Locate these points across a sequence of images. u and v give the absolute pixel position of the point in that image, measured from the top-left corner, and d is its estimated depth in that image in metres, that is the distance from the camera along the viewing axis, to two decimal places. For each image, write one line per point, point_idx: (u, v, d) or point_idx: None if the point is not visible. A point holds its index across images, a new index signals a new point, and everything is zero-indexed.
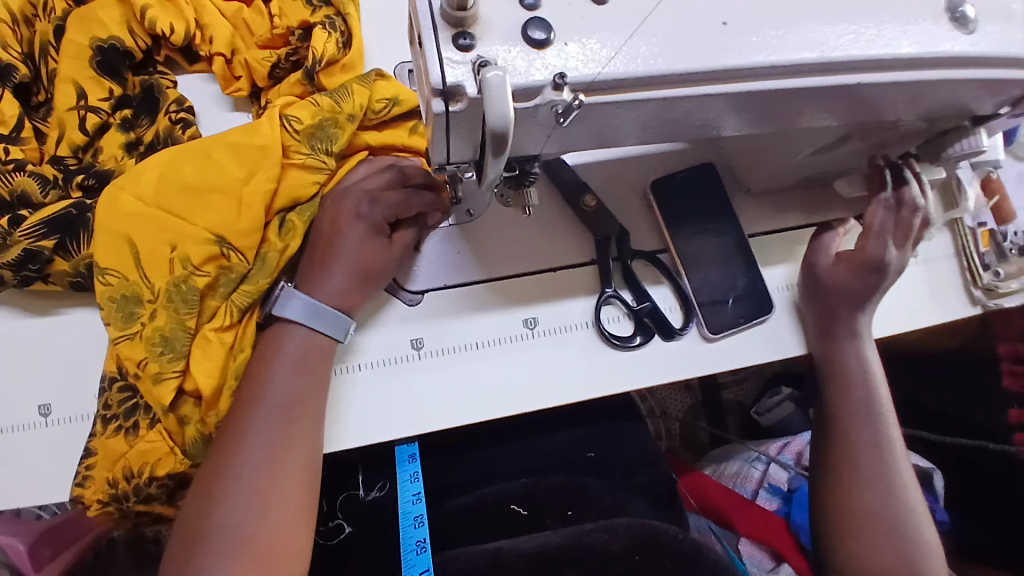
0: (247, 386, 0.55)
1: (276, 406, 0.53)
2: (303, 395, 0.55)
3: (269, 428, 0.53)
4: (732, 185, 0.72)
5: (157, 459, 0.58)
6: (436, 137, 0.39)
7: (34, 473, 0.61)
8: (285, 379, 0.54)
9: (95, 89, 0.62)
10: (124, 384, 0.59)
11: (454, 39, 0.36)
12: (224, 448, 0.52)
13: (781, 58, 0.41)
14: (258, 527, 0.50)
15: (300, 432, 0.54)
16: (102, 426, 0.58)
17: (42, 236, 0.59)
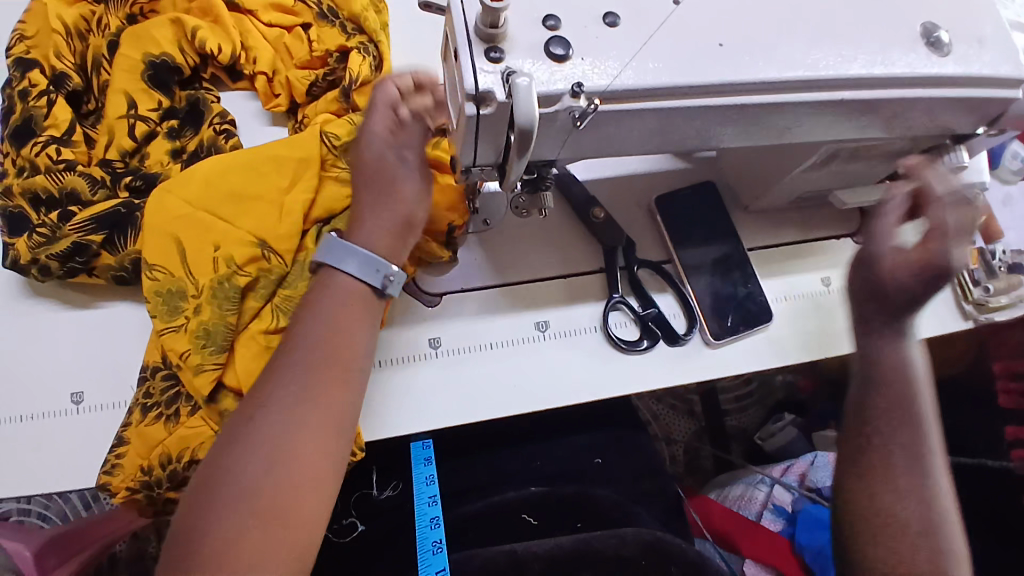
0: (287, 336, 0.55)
1: (309, 352, 0.53)
2: (336, 344, 0.54)
3: (296, 376, 0.52)
4: (730, 203, 0.77)
5: (201, 443, 0.60)
6: (466, 140, 0.44)
7: (67, 458, 0.64)
8: (316, 324, 0.54)
9: (145, 100, 0.68)
10: (168, 373, 0.63)
11: (486, 53, 0.42)
12: (256, 394, 0.52)
13: (772, 75, 0.46)
14: (275, 471, 0.48)
15: (327, 383, 0.52)
16: (141, 414, 0.62)
17: (90, 232, 0.63)
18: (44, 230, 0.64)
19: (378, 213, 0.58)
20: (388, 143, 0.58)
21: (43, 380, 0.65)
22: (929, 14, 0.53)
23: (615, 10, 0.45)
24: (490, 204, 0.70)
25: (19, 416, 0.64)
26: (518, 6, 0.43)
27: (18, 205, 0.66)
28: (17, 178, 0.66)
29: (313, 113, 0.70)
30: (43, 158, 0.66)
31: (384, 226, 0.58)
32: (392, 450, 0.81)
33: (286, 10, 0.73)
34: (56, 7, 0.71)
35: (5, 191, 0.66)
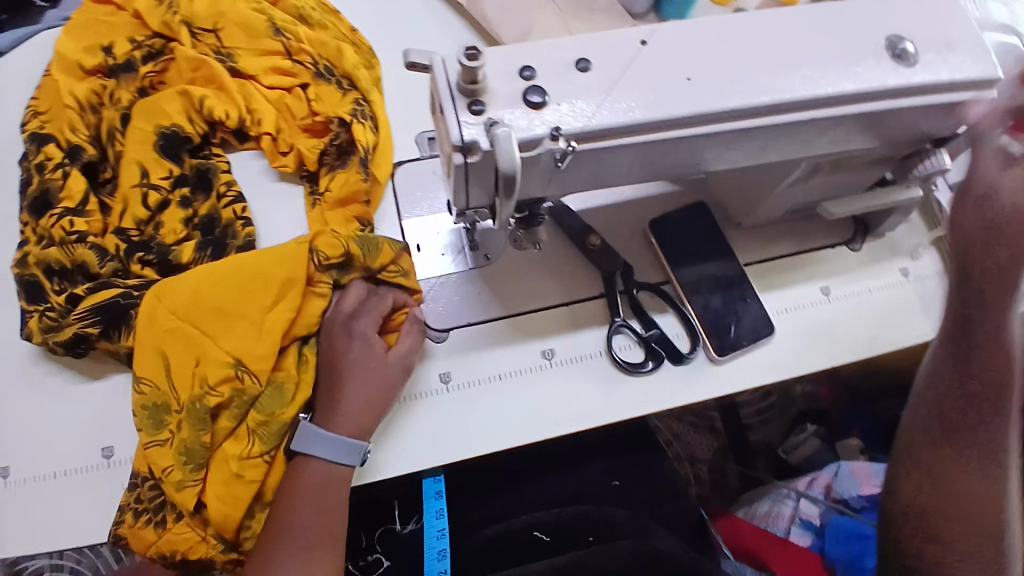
0: (275, 518, 0.64)
1: (303, 533, 0.63)
2: (325, 522, 0.64)
3: (294, 555, 0.62)
4: (724, 222, 0.79)
5: (190, 547, 0.64)
6: (458, 184, 0.47)
7: (86, 512, 0.67)
8: (307, 508, 0.63)
9: (157, 168, 0.72)
10: (156, 482, 0.65)
11: (469, 106, 0.45)
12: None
13: (740, 102, 0.49)
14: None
15: (320, 557, 0.63)
16: (133, 518, 0.65)
17: (91, 322, 0.67)
18: (53, 312, 0.68)
19: (352, 390, 0.65)
20: (342, 320, 0.68)
21: (74, 436, 0.70)
22: (894, 28, 0.55)
23: (586, 55, 0.48)
24: (489, 239, 0.73)
25: (53, 472, 0.69)
26: (498, 60, 0.46)
27: (31, 273, 0.70)
28: (36, 246, 0.71)
29: (336, 185, 0.73)
30: (59, 229, 0.70)
31: (359, 402, 0.65)
32: (407, 485, 0.82)
33: (285, 72, 0.77)
34: (68, 83, 0.75)
35: (24, 259, 0.71)
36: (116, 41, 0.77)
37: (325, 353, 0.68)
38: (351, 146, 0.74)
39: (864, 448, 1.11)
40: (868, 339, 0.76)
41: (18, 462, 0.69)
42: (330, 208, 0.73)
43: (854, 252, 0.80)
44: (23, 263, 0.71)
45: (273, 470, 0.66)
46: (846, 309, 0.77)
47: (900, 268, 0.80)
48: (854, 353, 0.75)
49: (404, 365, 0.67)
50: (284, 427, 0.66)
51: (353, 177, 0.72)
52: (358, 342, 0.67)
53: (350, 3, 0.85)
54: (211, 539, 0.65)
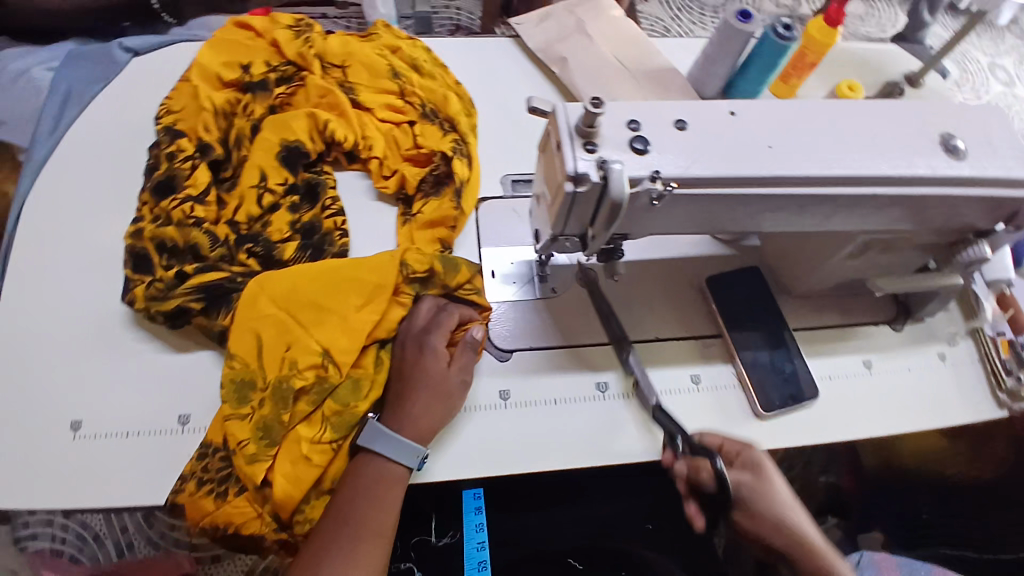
0: (333, 507, 0.66)
1: (354, 523, 0.64)
2: (377, 516, 0.65)
3: (341, 545, 0.63)
4: (775, 286, 0.84)
5: (244, 522, 0.66)
6: (562, 211, 0.55)
7: (150, 474, 0.71)
8: (363, 500, 0.65)
9: (275, 175, 0.82)
10: (225, 455, 0.68)
11: (584, 146, 0.53)
12: (305, 564, 0.63)
13: (809, 171, 0.57)
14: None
15: (366, 550, 0.64)
16: (195, 486, 0.67)
17: (195, 300, 0.72)
18: (160, 285, 0.74)
19: (416, 400, 0.68)
20: (417, 331, 0.72)
21: (153, 401, 0.74)
22: (947, 128, 0.63)
23: (684, 117, 0.57)
24: (559, 274, 0.79)
25: (125, 432, 0.72)
26: (610, 111, 0.55)
27: (144, 246, 0.77)
28: (152, 223, 0.79)
29: (430, 209, 0.80)
30: (179, 211, 0.78)
31: (423, 412, 0.68)
32: (444, 499, 0.85)
33: (396, 109, 0.88)
34: (207, 91, 0.86)
35: (138, 232, 0.78)
36: (255, 62, 0.89)
37: (398, 360, 0.72)
38: (447, 177, 0.82)
39: (888, 542, 1.09)
40: (906, 414, 0.79)
41: (93, 420, 0.73)
42: (421, 228, 0.80)
43: (895, 331, 0.85)
44: (136, 236, 0.78)
45: (336, 461, 0.68)
46: (885, 384, 0.81)
47: (937, 351, 0.84)
48: (892, 426, 0.78)
49: (464, 381, 0.70)
50: (357, 420, 0.68)
51: (448, 201, 0.80)
52: (427, 354, 0.70)
53: (456, 59, 0.97)
54: (268, 516, 0.66)
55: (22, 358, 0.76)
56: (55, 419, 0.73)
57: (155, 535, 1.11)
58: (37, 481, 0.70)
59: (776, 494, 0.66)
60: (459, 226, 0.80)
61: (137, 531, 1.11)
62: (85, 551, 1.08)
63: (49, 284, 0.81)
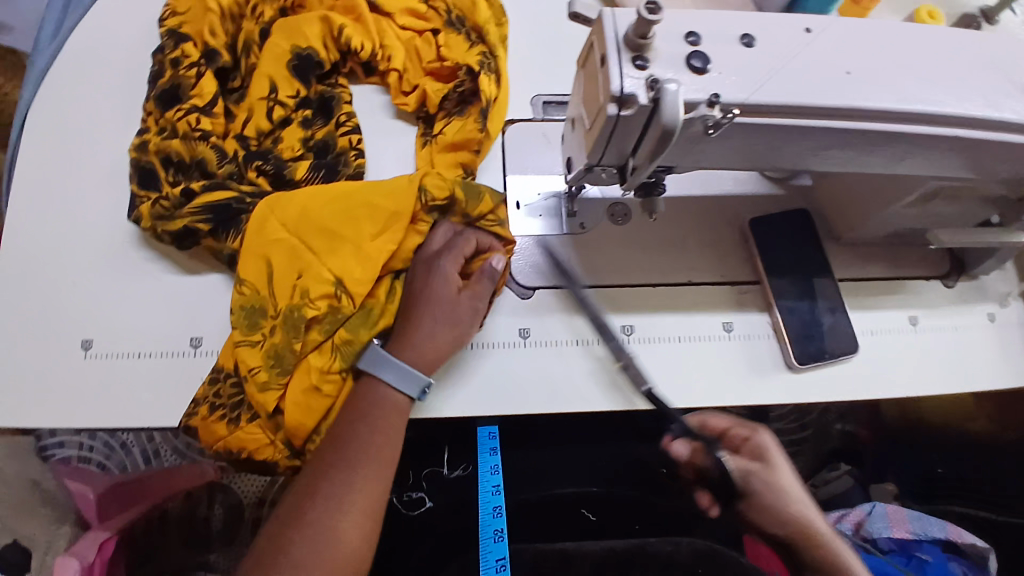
0: (336, 431, 0.62)
1: (361, 445, 0.61)
2: (385, 441, 0.62)
3: (347, 468, 0.60)
4: (824, 233, 0.78)
5: (257, 447, 0.65)
6: (601, 137, 0.48)
7: (161, 395, 0.70)
8: (370, 424, 0.62)
9: (285, 87, 0.75)
10: (237, 381, 0.66)
11: (633, 61, 0.45)
12: (309, 484, 0.60)
13: (887, 104, 0.49)
14: (318, 551, 0.57)
15: (374, 474, 0.61)
16: (207, 411, 0.65)
17: (201, 219, 0.69)
18: (167, 203, 0.70)
19: (422, 325, 0.64)
20: (429, 255, 0.68)
21: (162, 322, 0.72)
22: None
23: (750, 33, 0.49)
24: (587, 208, 0.74)
25: (136, 353, 0.71)
26: (666, 23, 0.47)
27: (149, 160, 0.73)
28: (157, 135, 0.73)
29: (454, 130, 0.74)
30: (184, 123, 0.72)
31: (429, 339, 0.64)
32: (463, 433, 0.84)
33: (418, 16, 0.80)
34: None
35: (142, 144, 0.73)
36: None
37: (408, 285, 0.68)
38: (473, 95, 0.76)
39: (899, 493, 1.09)
40: (947, 375, 0.74)
41: (101, 338, 0.71)
42: (441, 150, 0.74)
43: (947, 288, 0.79)
44: (141, 148, 0.73)
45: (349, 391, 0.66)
46: (929, 343, 0.76)
47: (988, 311, 0.78)
48: (931, 388, 0.74)
49: (474, 310, 0.66)
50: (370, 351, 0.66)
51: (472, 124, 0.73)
52: (437, 277, 0.66)
53: None
54: (281, 444, 0.65)
55: (29, 272, 0.74)
56: (67, 335, 0.71)
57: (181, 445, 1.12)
58: (50, 397, 0.69)
59: (782, 484, 0.68)
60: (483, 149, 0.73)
61: (164, 441, 1.13)
62: (113, 459, 1.09)
63: (51, 195, 0.77)
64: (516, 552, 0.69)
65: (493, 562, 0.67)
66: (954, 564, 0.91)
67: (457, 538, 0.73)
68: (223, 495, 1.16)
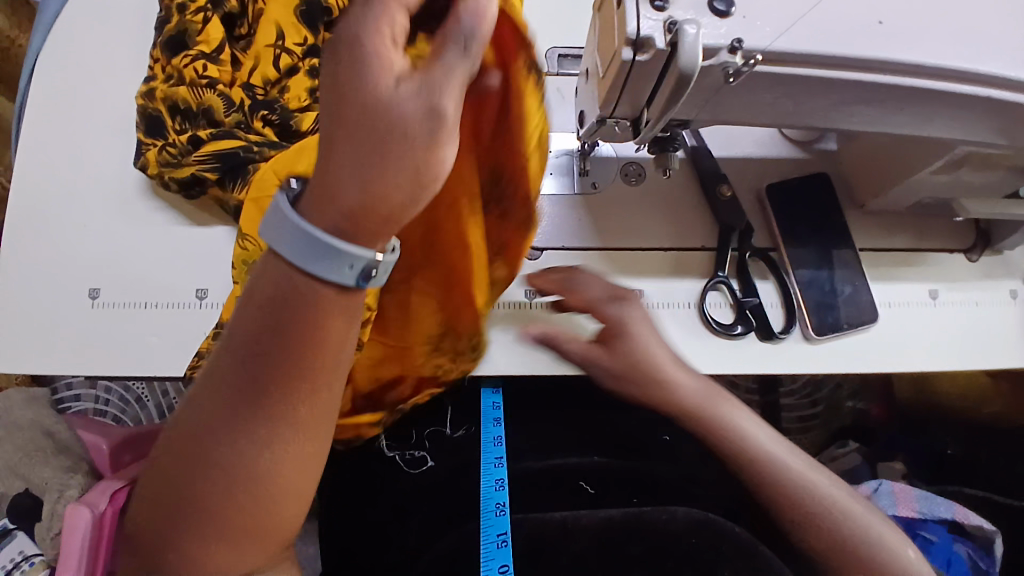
0: (237, 340, 0.42)
1: (274, 367, 0.41)
2: (313, 356, 0.41)
3: (256, 396, 0.42)
4: (846, 200, 0.75)
5: None
6: (615, 84, 0.46)
7: (168, 345, 0.70)
8: (283, 335, 0.40)
9: (293, 34, 0.72)
10: None
11: (651, 1, 0.43)
12: (210, 413, 0.43)
13: (920, 58, 0.47)
14: (234, 499, 0.44)
15: (301, 400, 0.43)
16: None
17: (209, 168, 0.68)
18: (174, 150, 0.70)
19: (341, 150, 0.37)
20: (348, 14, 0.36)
21: (169, 273, 0.72)
22: None
23: None
24: (600, 167, 0.72)
25: (143, 303, 0.71)
26: None
27: (156, 107, 0.71)
28: (164, 82, 0.71)
29: None
30: (191, 70, 0.70)
31: (353, 177, 0.36)
32: (465, 393, 0.82)
33: None
34: None
35: (149, 91, 0.71)
36: None
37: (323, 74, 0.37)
38: None
39: (906, 473, 1.05)
40: (964, 352, 0.72)
41: (107, 287, 0.71)
42: None
43: (970, 262, 0.76)
44: (147, 96, 0.72)
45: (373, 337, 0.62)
46: (949, 318, 0.73)
47: (1012, 288, 0.75)
48: (947, 362, 0.72)
49: (422, 112, 0.35)
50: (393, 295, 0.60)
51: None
52: (356, 52, 0.35)
53: None
54: None
55: (35, 219, 0.74)
56: (77, 283, 0.72)
57: None
58: (56, 343, 0.70)
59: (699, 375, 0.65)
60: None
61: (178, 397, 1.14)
62: (128, 412, 1.12)
63: (55, 141, 0.76)
64: (518, 526, 0.67)
65: (494, 536, 0.65)
66: (959, 546, 0.89)
67: (457, 504, 0.73)
68: None
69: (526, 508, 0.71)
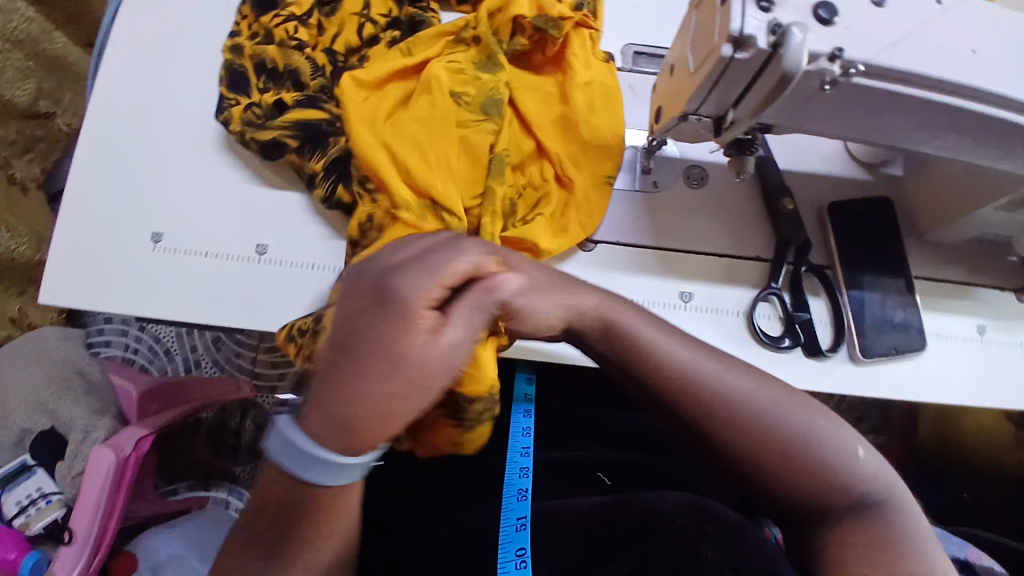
0: (345, 396, 0.43)
1: (371, 415, 0.43)
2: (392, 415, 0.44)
3: (342, 369, 0.44)
4: (905, 227, 0.75)
5: None
6: (707, 79, 0.47)
7: (223, 295, 0.71)
8: (364, 391, 0.43)
9: (379, 6, 0.76)
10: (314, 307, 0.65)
11: (757, 2, 0.44)
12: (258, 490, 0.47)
13: (1008, 90, 0.47)
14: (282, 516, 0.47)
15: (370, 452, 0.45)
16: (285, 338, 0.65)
17: (292, 134, 0.70)
18: (257, 111, 0.71)
19: (372, 386, 0.43)
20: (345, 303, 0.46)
21: (232, 227, 0.74)
22: None
23: None
24: (663, 168, 0.73)
25: (203, 252, 0.73)
26: None
27: (241, 64, 0.74)
28: (249, 40, 0.75)
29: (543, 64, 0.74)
30: (282, 30, 0.74)
31: (371, 395, 0.43)
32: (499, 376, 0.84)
33: None
34: None
35: (236, 47, 0.74)
36: None
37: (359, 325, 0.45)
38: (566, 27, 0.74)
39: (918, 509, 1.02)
40: (1008, 391, 0.72)
41: (169, 232, 0.73)
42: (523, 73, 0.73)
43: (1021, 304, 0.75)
44: (233, 51, 0.75)
45: None
46: (996, 357, 0.73)
47: None
48: (987, 399, 0.71)
49: (375, 386, 0.43)
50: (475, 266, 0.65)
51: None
52: (403, 317, 0.44)
53: None
54: None
55: (106, 159, 0.75)
56: (140, 224, 0.73)
57: (221, 358, 1.22)
58: (115, 280, 0.72)
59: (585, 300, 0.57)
60: (598, 38, 0.74)
61: (205, 353, 1.22)
62: (155, 363, 1.21)
63: (134, 85, 0.78)
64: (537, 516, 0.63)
65: (514, 519, 0.61)
66: None
67: (476, 485, 0.69)
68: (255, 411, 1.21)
69: (551, 496, 0.67)
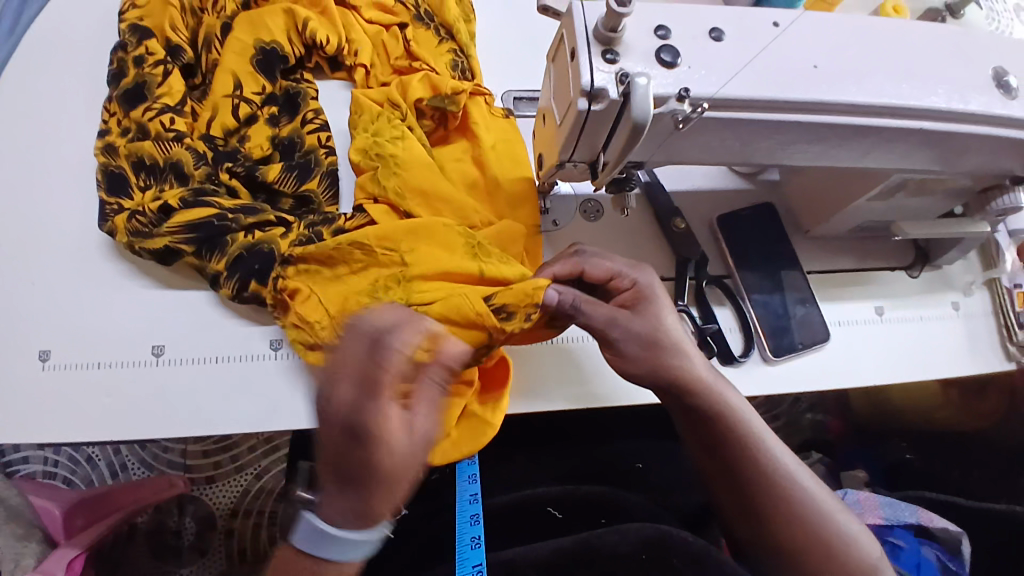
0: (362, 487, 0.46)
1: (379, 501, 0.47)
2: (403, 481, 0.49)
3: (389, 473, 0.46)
4: (792, 226, 0.79)
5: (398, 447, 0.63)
6: (571, 132, 0.48)
7: (125, 405, 0.67)
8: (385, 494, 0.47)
9: (250, 83, 0.75)
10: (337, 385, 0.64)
11: (603, 54, 0.45)
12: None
13: (850, 99, 0.50)
14: None
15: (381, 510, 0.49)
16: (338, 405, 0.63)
17: (184, 239, 0.67)
18: (144, 218, 0.68)
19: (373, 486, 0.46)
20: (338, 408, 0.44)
21: (125, 330, 0.69)
22: (1000, 60, 0.55)
23: (719, 26, 0.49)
24: (559, 206, 0.74)
25: (96, 363, 0.68)
26: (635, 16, 0.48)
27: (119, 165, 0.71)
28: (122, 137, 0.71)
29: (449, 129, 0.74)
30: (156, 124, 0.71)
31: (373, 499, 0.47)
32: None
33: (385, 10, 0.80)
34: None
35: (109, 148, 0.71)
36: None
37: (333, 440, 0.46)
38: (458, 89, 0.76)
39: (869, 481, 1.06)
40: (912, 363, 0.76)
41: (57, 348, 0.68)
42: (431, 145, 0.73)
43: (911, 279, 0.80)
44: (107, 151, 0.71)
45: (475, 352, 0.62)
46: (897, 332, 0.77)
47: (952, 301, 0.80)
48: (896, 374, 0.75)
49: (359, 486, 0.47)
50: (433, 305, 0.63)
51: (444, 58, 0.76)
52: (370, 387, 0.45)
53: None
54: None
55: None
56: (24, 342, 0.68)
57: (149, 456, 1.14)
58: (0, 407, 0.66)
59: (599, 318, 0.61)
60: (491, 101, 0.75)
61: (130, 453, 1.14)
62: (78, 473, 1.12)
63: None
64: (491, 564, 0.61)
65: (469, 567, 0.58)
66: (927, 549, 0.84)
67: (425, 550, 0.67)
68: (194, 505, 1.13)
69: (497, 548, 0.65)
